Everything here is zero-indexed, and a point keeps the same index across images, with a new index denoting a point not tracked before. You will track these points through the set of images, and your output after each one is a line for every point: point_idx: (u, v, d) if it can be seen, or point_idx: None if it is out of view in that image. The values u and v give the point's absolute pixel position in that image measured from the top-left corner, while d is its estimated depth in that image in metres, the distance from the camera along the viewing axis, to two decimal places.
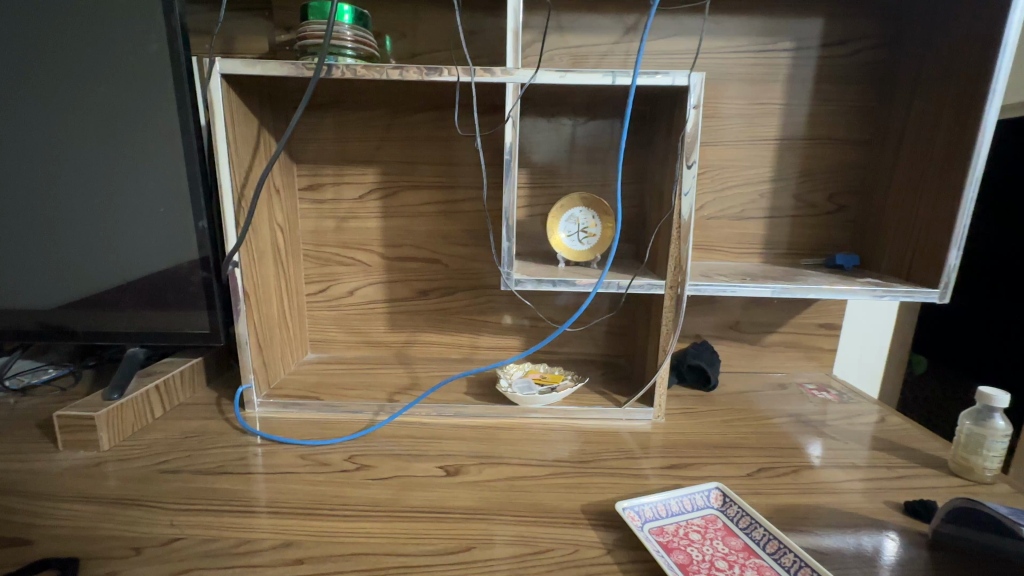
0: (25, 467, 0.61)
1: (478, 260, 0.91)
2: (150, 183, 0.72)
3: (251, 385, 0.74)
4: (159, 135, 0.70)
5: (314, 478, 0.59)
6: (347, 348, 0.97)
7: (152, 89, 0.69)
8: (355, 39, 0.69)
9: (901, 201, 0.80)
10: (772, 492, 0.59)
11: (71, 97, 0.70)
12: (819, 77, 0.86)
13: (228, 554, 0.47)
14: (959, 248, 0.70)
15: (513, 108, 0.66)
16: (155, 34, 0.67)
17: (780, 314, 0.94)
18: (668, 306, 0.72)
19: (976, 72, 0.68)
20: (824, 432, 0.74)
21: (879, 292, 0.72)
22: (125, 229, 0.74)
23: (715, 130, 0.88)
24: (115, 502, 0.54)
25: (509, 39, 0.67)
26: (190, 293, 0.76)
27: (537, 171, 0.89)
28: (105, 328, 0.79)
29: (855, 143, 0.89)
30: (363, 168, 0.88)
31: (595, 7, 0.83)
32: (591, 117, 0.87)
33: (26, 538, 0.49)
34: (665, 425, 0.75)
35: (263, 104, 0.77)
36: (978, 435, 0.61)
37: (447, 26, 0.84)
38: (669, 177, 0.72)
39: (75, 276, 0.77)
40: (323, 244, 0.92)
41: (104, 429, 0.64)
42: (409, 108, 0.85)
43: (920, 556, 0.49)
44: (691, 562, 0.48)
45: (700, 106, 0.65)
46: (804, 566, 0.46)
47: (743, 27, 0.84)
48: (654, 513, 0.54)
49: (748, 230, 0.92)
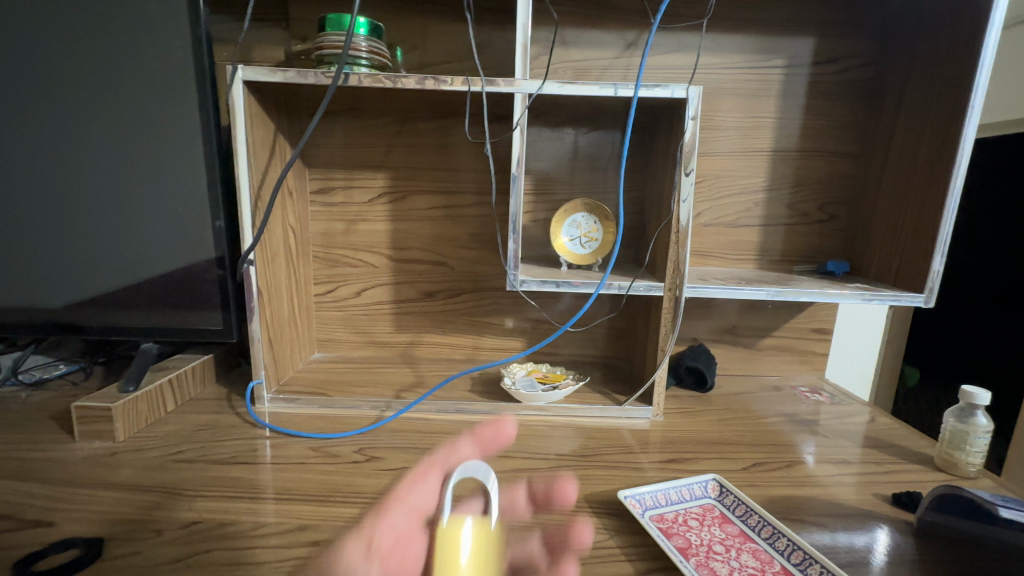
0: (42, 456, 0.62)
1: (482, 263, 0.94)
2: (169, 184, 0.75)
3: (262, 381, 0.76)
4: (181, 137, 0.73)
5: (325, 468, 0.61)
6: (353, 348, 0.99)
7: (174, 94, 0.72)
8: (370, 50, 0.73)
9: (889, 211, 0.84)
10: (767, 485, 0.61)
11: (97, 101, 0.73)
12: (810, 93, 0.90)
13: (246, 536, 0.49)
14: (942, 255, 0.74)
15: (521, 117, 0.69)
16: (181, 42, 0.70)
17: (774, 319, 0.97)
18: (666, 307, 0.74)
19: (955, 90, 0.73)
20: (817, 431, 0.76)
21: (868, 296, 0.76)
22: (144, 228, 0.77)
23: (712, 141, 0.92)
24: (133, 488, 0.56)
25: (518, 52, 0.70)
26: (205, 291, 0.79)
27: (541, 178, 0.93)
28: (120, 324, 0.80)
29: (845, 155, 0.92)
30: (373, 173, 0.91)
31: (598, 24, 0.87)
32: (593, 128, 0.91)
33: (48, 520, 0.50)
34: (663, 423, 0.77)
35: (279, 110, 0.80)
36: (962, 432, 0.64)
37: (456, 39, 0.88)
38: (668, 185, 0.75)
39: (92, 273, 0.79)
40: (333, 246, 0.94)
41: (119, 419, 0.66)
42: (419, 116, 0.88)
43: (906, 543, 0.51)
44: (690, 546, 0.50)
45: (698, 118, 0.69)
46: (798, 549, 0.48)
47: (737, 45, 0.88)
48: (654, 501, 0.56)
49: (743, 236, 0.95)
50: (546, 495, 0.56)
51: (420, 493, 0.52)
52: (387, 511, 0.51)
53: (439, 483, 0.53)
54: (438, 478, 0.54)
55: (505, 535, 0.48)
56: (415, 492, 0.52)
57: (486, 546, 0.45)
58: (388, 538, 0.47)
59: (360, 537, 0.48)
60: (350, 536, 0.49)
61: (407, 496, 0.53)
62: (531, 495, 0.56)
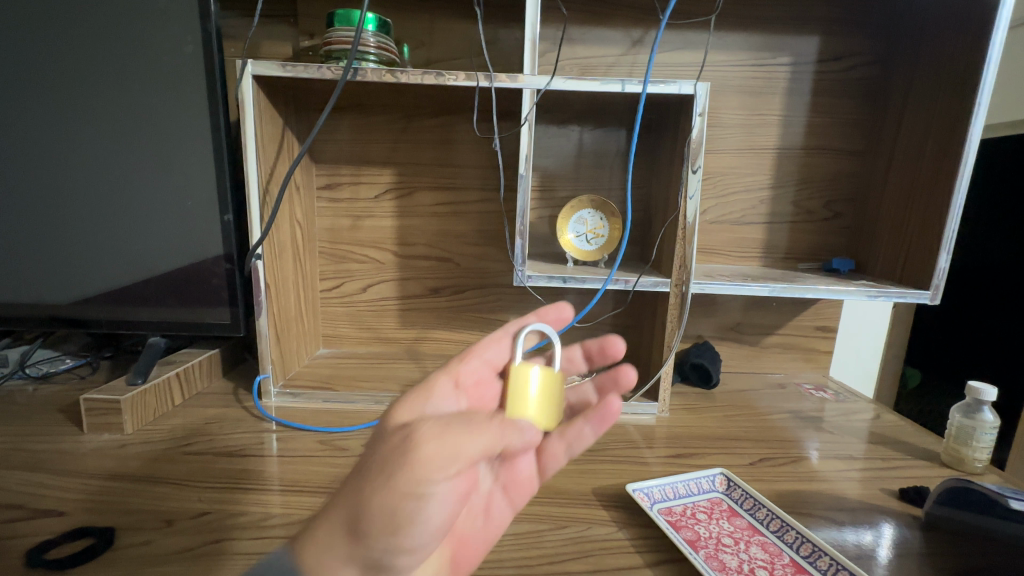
0: (52, 448, 0.63)
1: (487, 259, 0.95)
2: (178, 178, 0.75)
3: (269, 375, 0.77)
4: (190, 131, 0.74)
5: (333, 461, 0.62)
6: (359, 344, 0.99)
7: (184, 88, 0.72)
8: (378, 45, 0.73)
9: (894, 208, 0.84)
10: (774, 480, 0.61)
11: (106, 95, 0.73)
12: (816, 91, 0.91)
13: (256, 526, 0.49)
14: (948, 252, 0.74)
15: (529, 112, 0.70)
16: (191, 36, 0.71)
17: (779, 317, 0.97)
18: (673, 303, 0.74)
19: (962, 87, 0.73)
20: (823, 427, 0.76)
21: (874, 292, 0.76)
22: (152, 222, 0.77)
23: (718, 139, 0.92)
24: (143, 479, 0.56)
25: (526, 47, 0.70)
26: (213, 286, 0.79)
27: (547, 175, 0.93)
28: (128, 318, 0.81)
29: (851, 153, 0.93)
30: (380, 169, 0.91)
31: (604, 21, 0.87)
32: (599, 125, 0.91)
33: (60, 510, 0.51)
34: (669, 419, 0.78)
35: (287, 105, 0.81)
36: (968, 427, 0.64)
37: (464, 36, 0.89)
38: (675, 181, 0.75)
39: (100, 267, 0.79)
40: (339, 242, 0.94)
41: (128, 412, 0.67)
42: (426, 112, 0.89)
43: (912, 537, 0.52)
44: (698, 538, 0.50)
45: (706, 114, 0.69)
46: (806, 542, 0.49)
47: (743, 43, 0.89)
48: (662, 494, 0.56)
49: (748, 234, 0.96)
50: (604, 351, 0.56)
51: (495, 348, 0.51)
52: (467, 355, 0.49)
53: (507, 341, 0.52)
54: (510, 333, 0.53)
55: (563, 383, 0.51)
56: (492, 346, 0.51)
57: (550, 397, 0.48)
58: (466, 378, 0.49)
59: (448, 374, 0.47)
60: (439, 373, 0.47)
61: (482, 346, 0.51)
62: (587, 350, 0.57)
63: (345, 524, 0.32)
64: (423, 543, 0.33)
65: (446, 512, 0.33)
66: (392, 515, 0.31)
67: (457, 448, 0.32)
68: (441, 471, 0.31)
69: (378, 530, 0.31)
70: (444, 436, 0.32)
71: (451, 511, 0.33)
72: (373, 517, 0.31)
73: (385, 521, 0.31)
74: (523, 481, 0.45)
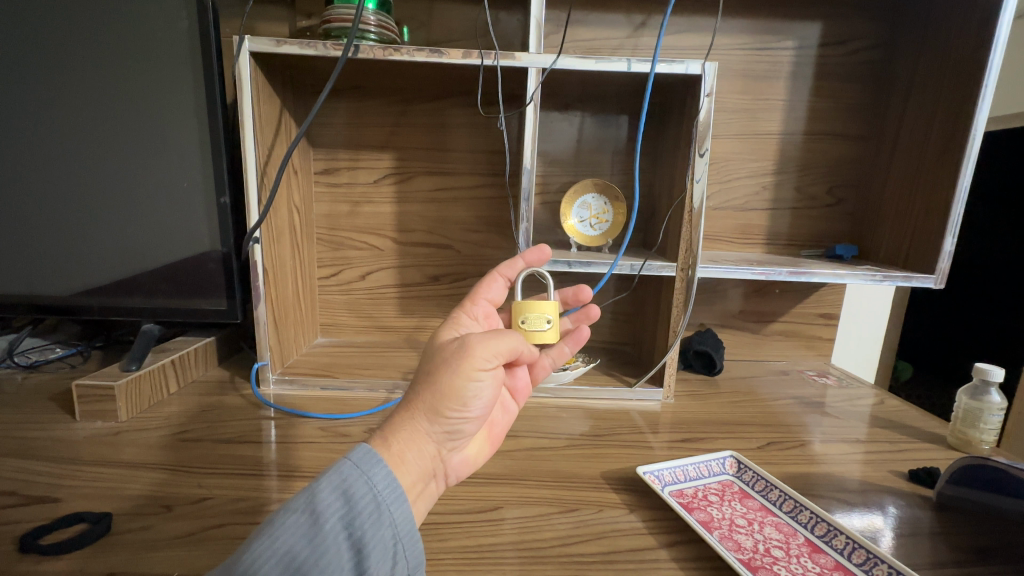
0: (43, 435, 0.61)
1: (488, 246, 0.93)
2: (171, 157, 0.73)
3: (267, 362, 0.75)
4: (184, 109, 0.71)
5: (336, 448, 0.60)
6: (357, 332, 0.97)
7: (177, 65, 0.70)
8: (378, 24, 0.71)
9: (898, 194, 0.84)
10: (782, 462, 0.61)
11: (96, 72, 0.71)
12: (819, 76, 0.90)
13: (259, 511, 0.48)
14: (954, 235, 0.74)
15: (535, 91, 0.68)
16: (187, 11, 0.69)
17: (781, 304, 0.97)
18: (679, 287, 0.74)
19: (968, 69, 0.73)
20: (828, 412, 0.76)
21: (879, 276, 0.76)
22: (144, 203, 0.74)
23: (722, 123, 0.91)
24: (139, 466, 0.55)
25: (532, 27, 0.69)
26: (208, 271, 0.77)
27: (550, 161, 0.92)
28: (119, 304, 0.78)
29: (854, 139, 0.92)
30: (378, 153, 0.90)
31: (608, 3, 0.86)
32: (602, 109, 0.90)
33: (54, 496, 0.49)
34: (674, 405, 0.77)
35: (285, 87, 0.79)
36: (976, 409, 0.64)
37: (466, 17, 0.87)
38: (682, 163, 0.74)
39: (92, 252, 0.76)
40: (337, 228, 0.93)
41: (122, 399, 0.65)
42: (425, 96, 0.87)
43: (923, 516, 0.51)
44: (712, 520, 0.50)
45: (714, 94, 0.68)
46: (821, 521, 0.48)
47: (747, 27, 0.88)
48: (673, 477, 0.56)
49: (751, 220, 0.95)
50: (579, 297, 0.60)
51: (494, 287, 0.55)
52: (476, 294, 0.53)
53: (501, 279, 0.55)
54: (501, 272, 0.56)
55: (537, 312, 0.54)
56: (492, 285, 0.55)
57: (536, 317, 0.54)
58: (478, 314, 0.53)
59: (466, 311, 0.51)
60: (459, 311, 0.51)
61: (484, 287, 0.54)
62: (564, 297, 0.62)
63: (425, 411, 0.39)
64: (479, 421, 0.43)
65: (493, 396, 0.43)
66: (461, 394, 0.40)
67: (495, 346, 0.42)
68: (488, 361, 0.42)
69: (454, 412, 0.40)
70: (488, 340, 0.42)
71: (495, 395, 0.43)
72: (452, 404, 0.40)
73: (457, 405, 0.40)
74: (522, 388, 0.54)
